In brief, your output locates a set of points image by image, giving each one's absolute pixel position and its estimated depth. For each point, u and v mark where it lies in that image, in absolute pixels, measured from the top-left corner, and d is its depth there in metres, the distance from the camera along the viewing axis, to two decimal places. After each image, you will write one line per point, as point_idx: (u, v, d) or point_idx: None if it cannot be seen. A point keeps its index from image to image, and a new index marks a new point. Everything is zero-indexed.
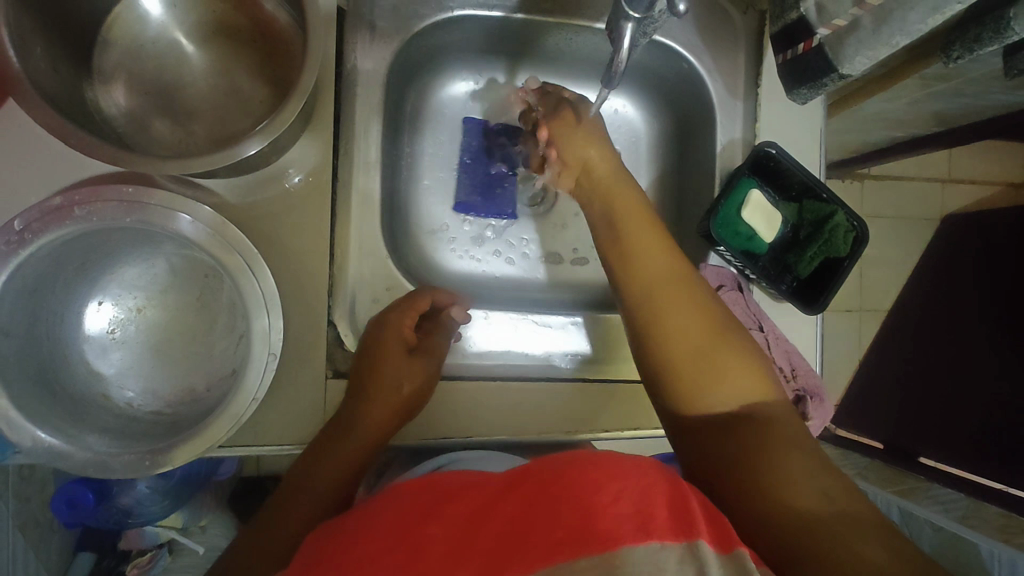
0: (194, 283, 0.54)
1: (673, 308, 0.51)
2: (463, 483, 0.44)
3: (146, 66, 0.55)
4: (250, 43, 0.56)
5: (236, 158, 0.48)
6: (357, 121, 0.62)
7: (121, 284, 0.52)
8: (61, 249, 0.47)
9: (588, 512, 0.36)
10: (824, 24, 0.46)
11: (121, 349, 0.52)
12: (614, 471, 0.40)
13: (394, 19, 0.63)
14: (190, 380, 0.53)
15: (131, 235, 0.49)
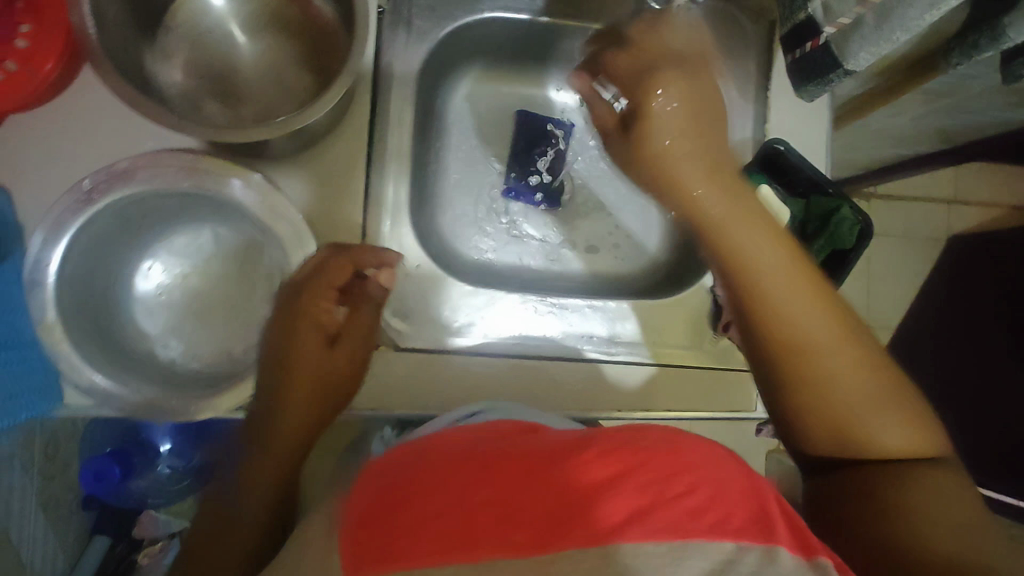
0: (236, 258, 0.57)
1: (832, 362, 0.42)
2: (518, 448, 0.42)
3: (201, 53, 0.60)
4: (298, 34, 0.61)
5: (285, 130, 0.52)
6: (391, 111, 0.66)
7: (169, 251, 0.57)
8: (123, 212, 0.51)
9: (662, 500, 0.37)
10: (830, 22, 0.51)
11: (165, 312, 0.56)
12: (688, 458, 0.40)
13: (429, 19, 0.67)
14: (229, 343, 0.56)
15: (185, 207, 0.53)
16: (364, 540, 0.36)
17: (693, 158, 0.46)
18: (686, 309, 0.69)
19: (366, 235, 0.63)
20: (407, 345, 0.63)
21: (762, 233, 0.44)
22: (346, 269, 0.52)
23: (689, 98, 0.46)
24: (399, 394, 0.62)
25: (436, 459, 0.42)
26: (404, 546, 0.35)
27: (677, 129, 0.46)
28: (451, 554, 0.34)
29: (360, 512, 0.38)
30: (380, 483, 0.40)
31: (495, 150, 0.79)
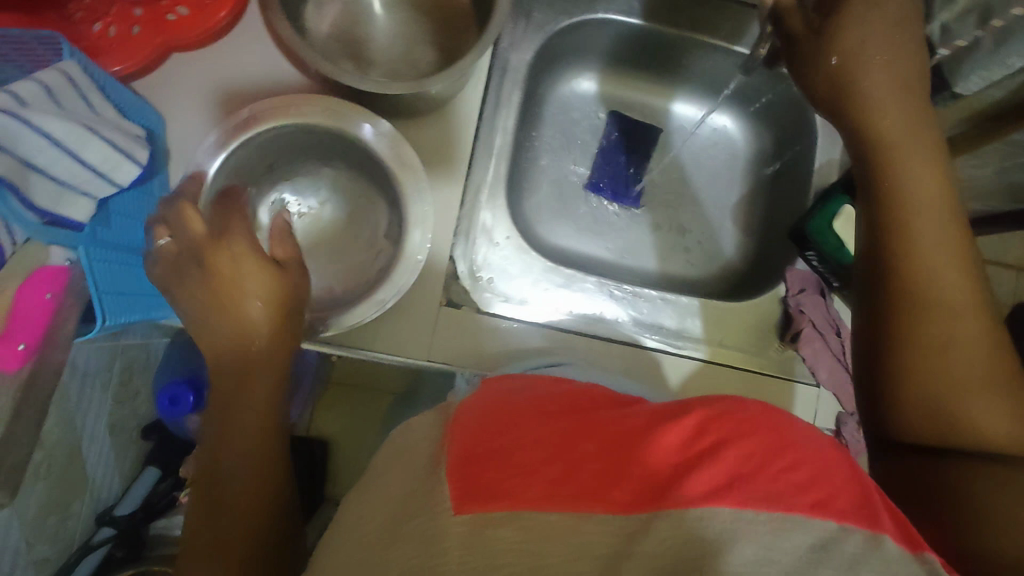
0: (369, 188, 0.64)
1: (953, 326, 0.44)
2: (612, 416, 0.42)
3: (343, 17, 0.65)
4: (430, 12, 0.67)
5: (417, 90, 0.57)
6: (501, 92, 0.70)
7: (294, 190, 0.64)
8: (269, 143, 0.58)
9: (764, 472, 0.35)
10: (945, 44, 0.55)
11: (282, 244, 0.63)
12: (793, 438, 0.38)
13: (547, 13, 0.72)
14: (332, 280, 0.63)
15: (332, 143, 0.60)
16: (460, 477, 0.36)
17: (879, 88, 0.49)
18: (754, 315, 0.72)
19: (465, 201, 0.67)
20: (485, 309, 0.66)
21: (923, 175, 0.48)
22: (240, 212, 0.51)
23: (886, 49, 0.50)
24: (474, 351, 0.64)
25: (532, 414, 0.42)
26: (496, 490, 0.35)
27: (871, 62, 0.49)
28: (542, 501, 0.34)
29: (456, 449, 0.38)
30: (477, 424, 0.41)
31: (587, 144, 0.83)
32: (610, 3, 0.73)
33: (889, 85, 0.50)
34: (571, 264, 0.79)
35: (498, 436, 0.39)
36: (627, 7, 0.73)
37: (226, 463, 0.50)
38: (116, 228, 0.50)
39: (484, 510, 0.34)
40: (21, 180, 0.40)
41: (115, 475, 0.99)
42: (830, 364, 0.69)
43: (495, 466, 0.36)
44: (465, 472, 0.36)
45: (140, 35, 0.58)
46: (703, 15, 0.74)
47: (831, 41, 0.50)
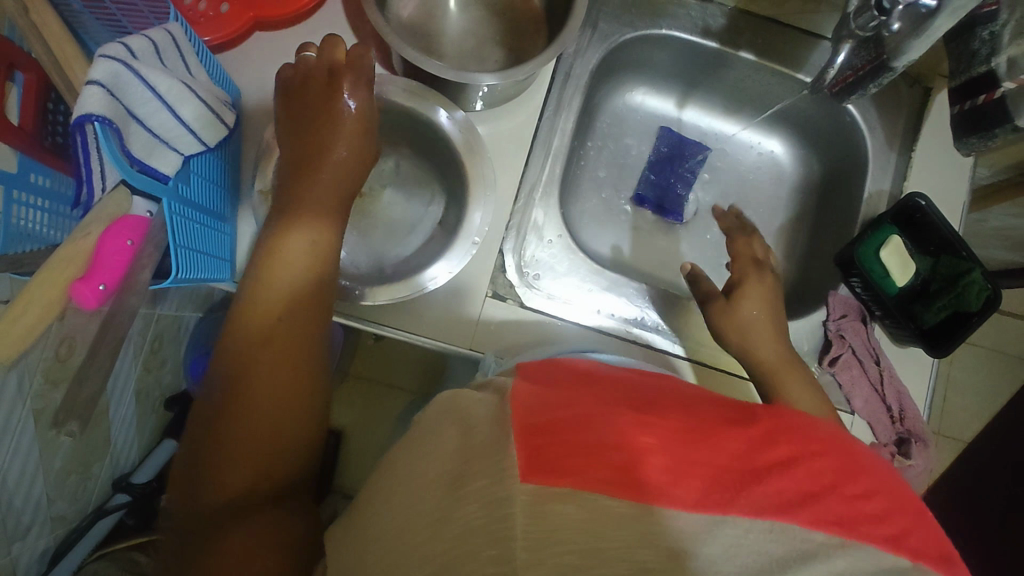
0: (436, 175, 0.67)
1: None
2: (677, 408, 0.41)
3: (417, 12, 0.68)
4: (500, 13, 0.69)
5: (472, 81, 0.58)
6: (562, 95, 0.72)
7: None
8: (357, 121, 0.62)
9: (835, 494, 0.34)
10: (1011, 78, 0.54)
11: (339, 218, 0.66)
12: (862, 467, 0.38)
13: (613, 25, 0.74)
14: (382, 258, 0.65)
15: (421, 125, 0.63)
16: (524, 446, 0.34)
17: (764, 337, 0.65)
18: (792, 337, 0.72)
19: (519, 197, 0.69)
20: (526, 303, 0.66)
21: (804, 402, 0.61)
22: (360, 110, 0.57)
23: (769, 305, 0.68)
24: (508, 342, 0.65)
25: (591, 398, 0.41)
26: (564, 463, 0.33)
27: (748, 316, 0.66)
28: (612, 487, 0.32)
29: (518, 416, 0.36)
30: (537, 398, 0.39)
31: (634, 158, 0.85)
32: (674, 20, 0.75)
33: (765, 335, 0.65)
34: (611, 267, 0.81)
35: (558, 409, 0.38)
36: (689, 25, 0.75)
37: (242, 405, 0.46)
38: (196, 188, 0.52)
39: (551, 485, 0.32)
40: (125, 125, 0.43)
41: (134, 444, 0.98)
42: (866, 394, 0.69)
43: (563, 437, 0.34)
44: (529, 440, 0.34)
45: (230, 11, 0.61)
46: (765, 39, 0.75)
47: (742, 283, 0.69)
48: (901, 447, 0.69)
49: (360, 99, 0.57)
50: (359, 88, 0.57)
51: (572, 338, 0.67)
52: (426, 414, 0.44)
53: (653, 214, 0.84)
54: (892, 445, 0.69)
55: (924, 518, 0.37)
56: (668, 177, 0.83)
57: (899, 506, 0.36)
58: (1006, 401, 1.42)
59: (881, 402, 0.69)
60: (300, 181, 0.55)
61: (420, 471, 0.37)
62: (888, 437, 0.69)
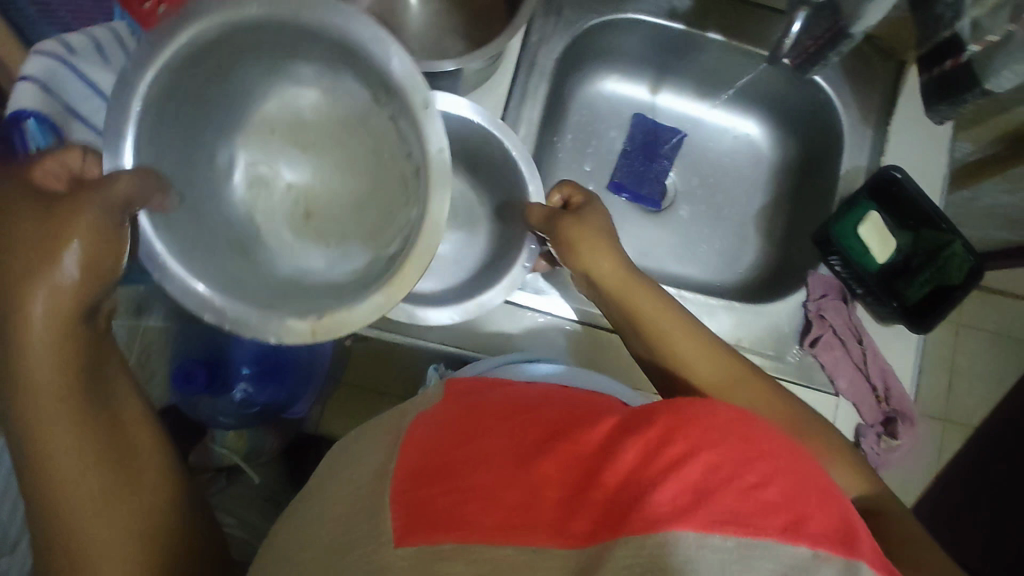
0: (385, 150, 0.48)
1: None
2: (574, 423, 0.43)
3: (380, 8, 0.68)
4: (462, 6, 0.69)
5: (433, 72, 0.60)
6: (527, 86, 0.71)
7: (257, 149, 0.51)
8: (290, 133, 0.50)
9: (729, 490, 0.35)
10: (975, 40, 0.53)
11: (315, 242, 0.51)
12: (765, 446, 0.38)
13: (578, 11, 0.73)
14: (380, 240, 0.49)
15: (176, 144, 0.46)
16: (405, 500, 0.39)
17: (601, 264, 0.60)
18: (772, 319, 0.71)
19: None
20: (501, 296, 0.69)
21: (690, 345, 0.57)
22: (90, 236, 0.42)
23: (600, 227, 0.63)
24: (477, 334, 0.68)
25: (493, 428, 0.43)
26: (448, 512, 0.37)
27: (590, 248, 0.60)
28: (497, 535, 0.36)
29: (405, 471, 0.41)
30: (432, 437, 0.44)
31: (609, 148, 0.84)
32: (640, 3, 0.73)
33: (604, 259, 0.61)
34: None
35: (456, 452, 0.41)
36: (655, 8, 0.74)
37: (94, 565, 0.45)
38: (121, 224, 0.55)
39: (426, 540, 0.36)
40: (63, 122, 0.53)
41: None
42: (851, 374, 0.68)
43: (453, 484, 0.39)
44: (415, 492, 0.39)
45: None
46: (733, 19, 0.74)
47: (584, 218, 0.62)
48: (888, 427, 0.67)
49: (77, 214, 0.42)
50: (61, 172, 0.46)
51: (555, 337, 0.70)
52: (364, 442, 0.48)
53: (631, 203, 0.84)
54: (879, 425, 0.67)
55: (829, 493, 0.37)
56: (643, 165, 0.83)
57: (808, 489, 0.36)
58: (1013, 383, 1.39)
59: (865, 380, 0.68)
60: (51, 399, 0.43)
61: (326, 524, 0.41)
62: (876, 416, 0.67)
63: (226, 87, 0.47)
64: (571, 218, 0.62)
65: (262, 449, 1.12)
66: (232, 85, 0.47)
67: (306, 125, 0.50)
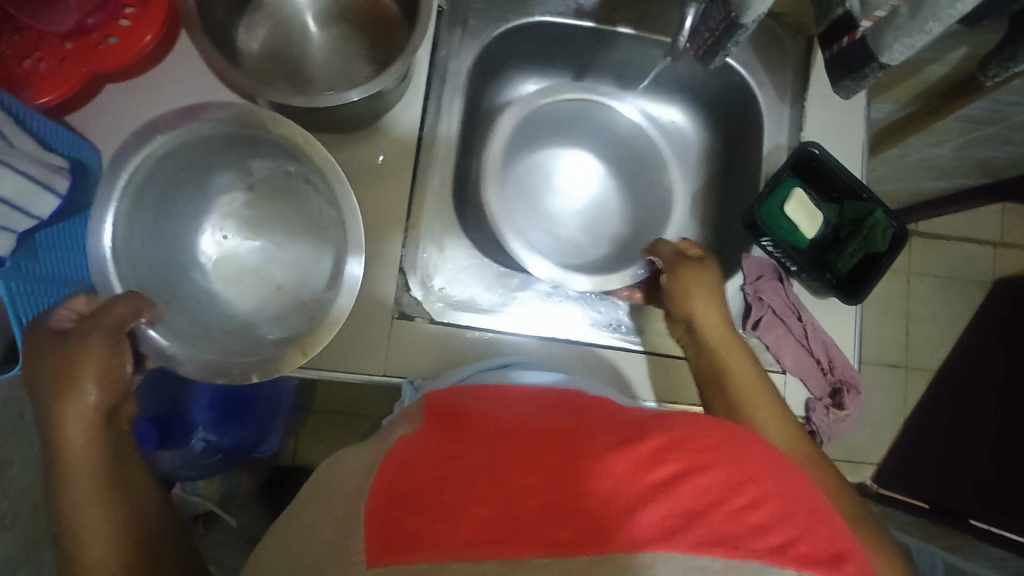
0: (309, 210, 0.65)
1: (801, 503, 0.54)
2: (558, 433, 0.42)
3: (278, 39, 0.66)
4: (363, 27, 0.67)
5: (340, 101, 0.57)
6: (443, 102, 0.70)
7: (215, 239, 0.65)
8: (239, 215, 0.66)
9: (718, 509, 0.35)
10: (866, 17, 0.54)
11: (273, 286, 0.65)
12: (754, 467, 0.38)
13: (484, 20, 0.72)
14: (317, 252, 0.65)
15: (149, 250, 0.59)
16: (377, 519, 0.36)
17: (709, 320, 0.63)
18: None
19: (410, 213, 0.68)
20: (439, 319, 0.66)
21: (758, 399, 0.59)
22: (98, 366, 0.49)
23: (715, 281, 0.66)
24: (417, 360, 0.65)
25: (476, 442, 0.42)
26: (424, 526, 0.34)
27: (703, 300, 0.64)
28: (479, 545, 0.33)
29: (380, 487, 0.38)
30: (409, 455, 0.41)
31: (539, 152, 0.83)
32: (546, 4, 0.73)
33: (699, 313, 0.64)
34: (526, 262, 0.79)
35: (439, 465, 0.39)
36: (561, 8, 0.73)
37: None
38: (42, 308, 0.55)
39: (400, 558, 0.33)
40: None
41: None
42: (794, 350, 0.69)
43: (434, 496, 0.36)
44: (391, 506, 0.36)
45: (75, 48, 0.59)
46: (641, 11, 0.73)
47: (703, 265, 0.66)
48: (835, 398, 0.68)
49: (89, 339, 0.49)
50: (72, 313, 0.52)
51: (514, 348, 0.67)
52: (313, 497, 0.45)
53: None
54: (826, 397, 0.68)
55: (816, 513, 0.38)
56: None
57: (796, 509, 0.37)
58: (967, 322, 1.43)
59: (807, 355, 0.69)
60: (89, 486, 0.47)
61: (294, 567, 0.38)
62: (822, 389, 0.68)
63: (176, 202, 0.61)
64: (694, 266, 0.65)
65: (235, 491, 1.09)
66: (170, 185, 0.59)
67: (229, 203, 0.66)
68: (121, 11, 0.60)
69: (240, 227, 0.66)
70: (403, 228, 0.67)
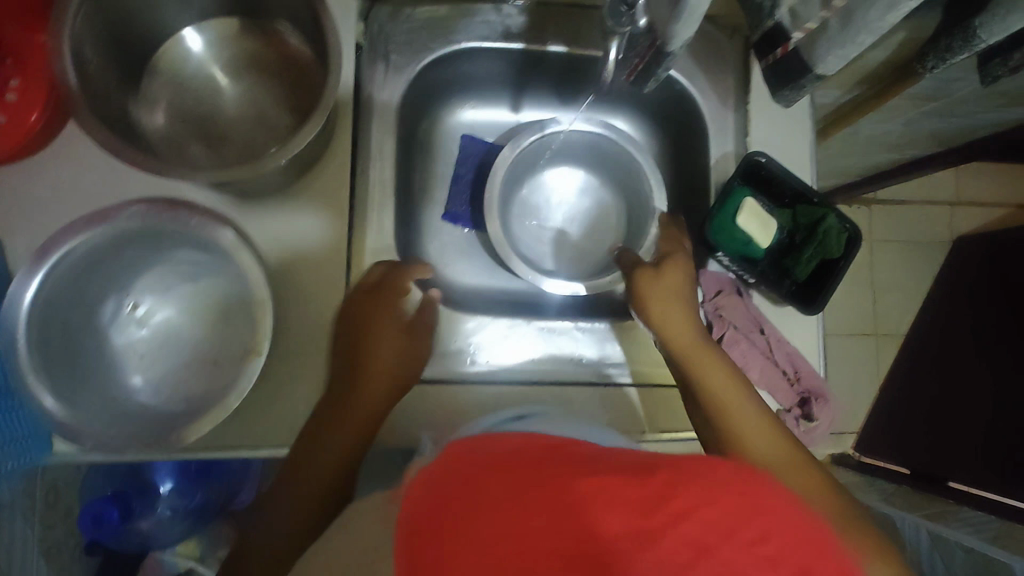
0: (198, 287, 0.62)
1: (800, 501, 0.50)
2: (554, 464, 0.34)
3: (185, 98, 0.61)
4: (275, 74, 0.62)
5: (265, 166, 0.52)
6: (373, 144, 0.67)
7: (122, 352, 0.60)
8: (139, 319, 0.61)
9: (730, 549, 0.28)
10: (798, 29, 0.52)
11: (195, 365, 0.61)
12: (768, 502, 0.31)
13: (408, 53, 0.68)
14: (214, 308, 0.62)
15: (67, 380, 0.54)
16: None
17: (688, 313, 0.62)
18: None
19: (350, 267, 0.65)
20: None
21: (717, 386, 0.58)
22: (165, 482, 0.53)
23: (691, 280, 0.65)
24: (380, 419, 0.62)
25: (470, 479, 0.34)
26: None
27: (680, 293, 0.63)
28: None
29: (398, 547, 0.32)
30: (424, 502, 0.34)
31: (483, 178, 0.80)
32: (471, 30, 0.69)
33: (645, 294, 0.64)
34: (482, 295, 0.76)
35: (443, 516, 0.32)
36: (487, 32, 0.69)
37: None
38: None
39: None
40: None
41: None
42: (760, 364, 0.67)
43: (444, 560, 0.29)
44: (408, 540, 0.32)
45: None
46: (572, 27, 0.70)
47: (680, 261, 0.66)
48: (804, 407, 0.68)
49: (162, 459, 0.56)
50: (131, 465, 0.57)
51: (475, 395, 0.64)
52: None
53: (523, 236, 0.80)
54: (797, 407, 0.68)
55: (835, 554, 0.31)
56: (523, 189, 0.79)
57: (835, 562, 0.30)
58: (933, 285, 1.44)
59: (773, 368, 0.67)
60: None
61: None
62: (792, 400, 0.67)
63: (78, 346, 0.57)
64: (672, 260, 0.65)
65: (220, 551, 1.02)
66: (56, 314, 0.54)
67: (117, 313, 0.60)
68: (5, 84, 0.55)
69: (139, 330, 0.61)
70: (345, 287, 0.63)
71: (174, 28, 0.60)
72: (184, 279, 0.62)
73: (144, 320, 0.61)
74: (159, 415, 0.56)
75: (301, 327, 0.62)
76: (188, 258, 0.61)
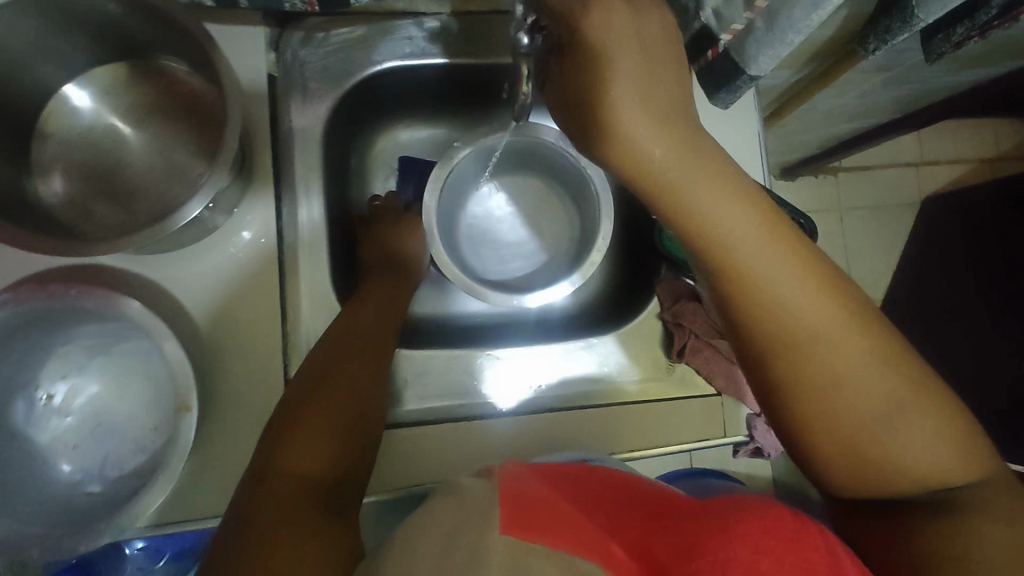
0: (113, 361, 0.58)
1: (820, 349, 0.41)
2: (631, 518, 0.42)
3: (84, 155, 0.57)
4: (181, 118, 0.58)
5: (172, 226, 0.48)
6: (297, 179, 0.63)
7: (45, 450, 0.56)
8: (60, 407, 0.57)
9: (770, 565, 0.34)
10: (725, 30, 0.48)
11: (128, 443, 0.57)
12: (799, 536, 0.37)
13: (326, 79, 0.64)
14: (134, 379, 0.58)
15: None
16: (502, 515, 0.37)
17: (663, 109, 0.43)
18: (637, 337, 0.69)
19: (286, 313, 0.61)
20: None
21: (788, 276, 0.42)
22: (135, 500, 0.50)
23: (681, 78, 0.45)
24: None
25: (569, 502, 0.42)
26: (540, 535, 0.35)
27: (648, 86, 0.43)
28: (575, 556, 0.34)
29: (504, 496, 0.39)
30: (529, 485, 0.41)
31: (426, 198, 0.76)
32: (390, 49, 0.65)
33: (681, 136, 0.44)
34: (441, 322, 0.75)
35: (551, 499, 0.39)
36: (409, 49, 0.65)
37: None
38: None
39: (532, 538, 0.34)
40: None
41: None
42: (725, 371, 0.66)
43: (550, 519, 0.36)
44: (514, 504, 0.37)
45: None
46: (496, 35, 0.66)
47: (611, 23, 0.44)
48: None
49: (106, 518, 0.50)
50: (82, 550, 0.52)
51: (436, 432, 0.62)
52: None
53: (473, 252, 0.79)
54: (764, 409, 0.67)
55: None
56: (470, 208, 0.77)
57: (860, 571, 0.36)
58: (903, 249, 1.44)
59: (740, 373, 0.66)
60: None
61: None
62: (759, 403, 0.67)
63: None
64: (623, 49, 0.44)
65: None
66: None
67: (31, 411, 0.56)
68: None
69: (59, 422, 0.57)
70: (282, 335, 0.60)
71: (61, 82, 0.55)
72: (94, 355, 0.58)
73: (67, 405, 0.57)
74: (96, 504, 0.52)
75: (239, 385, 0.58)
76: (102, 331, 0.57)
